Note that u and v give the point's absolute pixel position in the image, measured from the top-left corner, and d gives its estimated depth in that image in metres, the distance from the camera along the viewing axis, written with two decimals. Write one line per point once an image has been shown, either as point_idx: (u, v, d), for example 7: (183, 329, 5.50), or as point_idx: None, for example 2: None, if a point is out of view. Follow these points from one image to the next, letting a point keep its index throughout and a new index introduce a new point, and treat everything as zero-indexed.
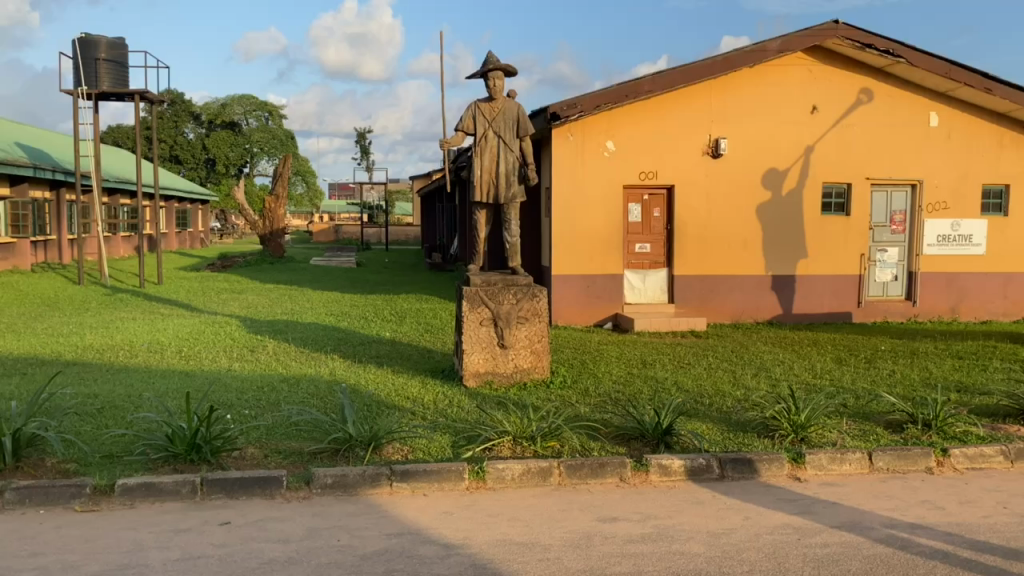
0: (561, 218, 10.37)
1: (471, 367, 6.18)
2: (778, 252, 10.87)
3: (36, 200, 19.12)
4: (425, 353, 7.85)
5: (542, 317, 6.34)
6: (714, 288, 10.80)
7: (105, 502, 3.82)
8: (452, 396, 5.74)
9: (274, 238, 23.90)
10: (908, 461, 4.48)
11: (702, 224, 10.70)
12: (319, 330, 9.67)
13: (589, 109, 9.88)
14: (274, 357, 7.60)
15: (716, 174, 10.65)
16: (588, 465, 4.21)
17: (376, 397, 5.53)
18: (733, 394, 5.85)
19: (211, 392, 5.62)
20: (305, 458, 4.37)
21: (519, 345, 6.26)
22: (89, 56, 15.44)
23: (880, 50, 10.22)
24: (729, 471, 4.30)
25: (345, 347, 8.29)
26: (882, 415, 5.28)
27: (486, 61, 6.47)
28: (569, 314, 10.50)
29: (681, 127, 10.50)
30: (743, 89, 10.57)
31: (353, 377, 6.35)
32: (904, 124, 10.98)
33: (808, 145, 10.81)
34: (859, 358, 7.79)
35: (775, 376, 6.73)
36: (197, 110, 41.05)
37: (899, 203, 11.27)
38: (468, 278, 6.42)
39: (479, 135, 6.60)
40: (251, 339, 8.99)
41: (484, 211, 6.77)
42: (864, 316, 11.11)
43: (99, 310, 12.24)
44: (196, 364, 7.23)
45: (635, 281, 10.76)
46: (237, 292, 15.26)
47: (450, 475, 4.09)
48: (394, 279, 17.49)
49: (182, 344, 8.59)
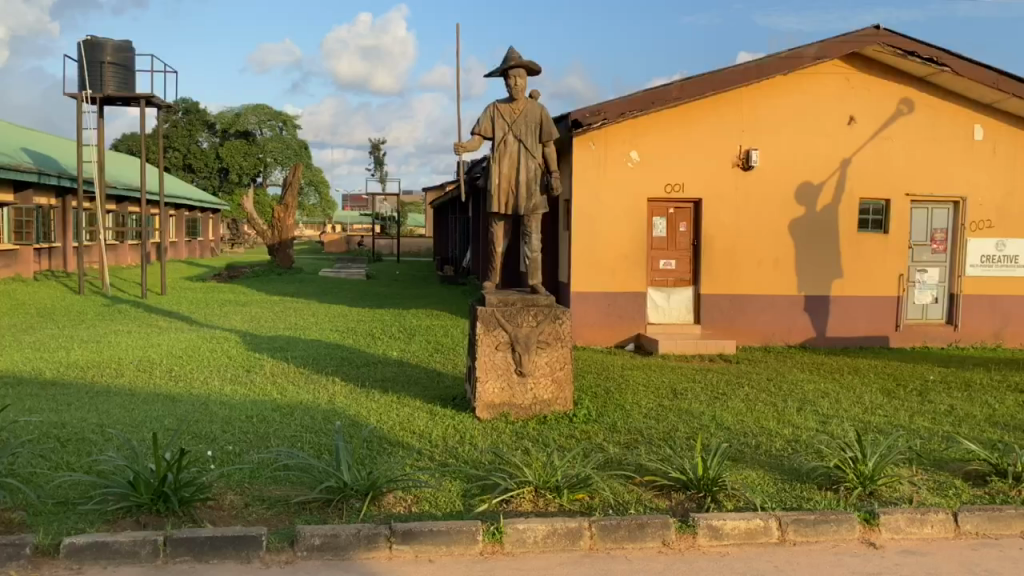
0: (581, 232, 9.75)
1: (485, 397, 5.54)
2: (811, 270, 10.18)
3: (40, 207, 18.68)
4: (435, 377, 7.21)
5: (565, 341, 5.70)
6: (743, 308, 10.12)
7: (47, 567, 3.20)
8: (465, 431, 5.11)
9: (282, 250, 23.28)
10: (1001, 524, 3.80)
11: (731, 239, 10.03)
12: (322, 348, 9.05)
13: (613, 115, 9.30)
14: (271, 380, 6.99)
15: (747, 188, 10.00)
16: (625, 526, 3.55)
17: (377, 434, 4.87)
18: (782, 435, 5.20)
19: (194, 425, 5.00)
20: (292, 509, 3.74)
21: (539, 373, 5.62)
22: (95, 59, 15.00)
23: (923, 57, 9.57)
24: (791, 535, 3.65)
25: (347, 369, 7.66)
26: (957, 462, 4.58)
27: (506, 57, 5.81)
28: (588, 333, 9.85)
29: (709, 137, 9.87)
30: (776, 97, 9.97)
31: (354, 406, 5.72)
32: (948, 137, 10.30)
33: (845, 158, 10.14)
34: (909, 390, 7.11)
35: (822, 411, 6.08)
36: (211, 119, 40.85)
37: (941, 221, 10.58)
38: (484, 299, 5.79)
39: (498, 139, 5.99)
40: (249, 358, 8.38)
41: (501, 223, 6.11)
42: (903, 339, 10.39)
43: (94, 323, 11.67)
44: (184, 386, 6.62)
45: (659, 300, 10.10)
46: (241, 304, 14.68)
47: (461, 537, 3.43)
48: (405, 293, 16.89)
49: (173, 362, 7.99)
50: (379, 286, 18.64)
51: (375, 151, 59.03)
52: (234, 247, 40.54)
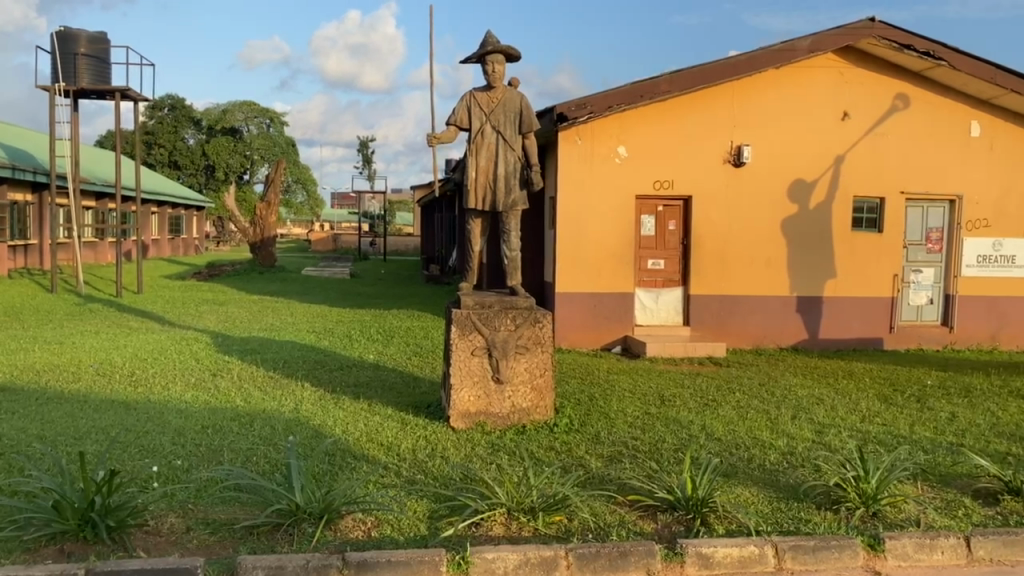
0: (567, 230, 9.41)
1: (460, 406, 5.19)
2: (804, 270, 9.87)
3: (14, 203, 18.17)
4: (411, 382, 6.85)
5: (546, 346, 5.35)
6: (733, 309, 9.79)
7: None
8: (438, 443, 4.75)
9: (264, 248, 22.82)
10: (1017, 549, 3.46)
11: (721, 238, 9.71)
12: (295, 350, 8.66)
13: (600, 109, 8.96)
14: (237, 386, 6.60)
15: (738, 185, 9.68)
16: (605, 554, 3.20)
17: (340, 446, 4.52)
18: (774, 446, 4.88)
19: (142, 436, 4.63)
20: (237, 535, 3.36)
21: (518, 380, 5.27)
22: (68, 51, 14.53)
23: (920, 51, 9.26)
24: (789, 563, 3.31)
25: (319, 373, 7.27)
26: (964, 478, 4.26)
27: (484, 42, 5.42)
28: (573, 335, 9.51)
29: (699, 132, 9.54)
30: (768, 92, 9.65)
31: (319, 414, 5.35)
32: (945, 134, 10.00)
33: (839, 155, 9.83)
34: (907, 396, 6.80)
35: (817, 419, 5.77)
36: (197, 115, 40.24)
37: (936, 220, 10.29)
38: (460, 300, 5.43)
39: (475, 131, 5.63)
40: (217, 360, 7.98)
41: (478, 219, 5.75)
42: (897, 341, 10.09)
43: (61, 323, 11.23)
44: (143, 392, 6.24)
45: (646, 301, 9.77)
46: (218, 304, 14.24)
47: (422, 568, 3.08)
48: (390, 293, 16.46)
49: (137, 365, 7.58)
50: (362, 285, 18.23)
51: (363, 149, 58.36)
52: (218, 245, 39.98)
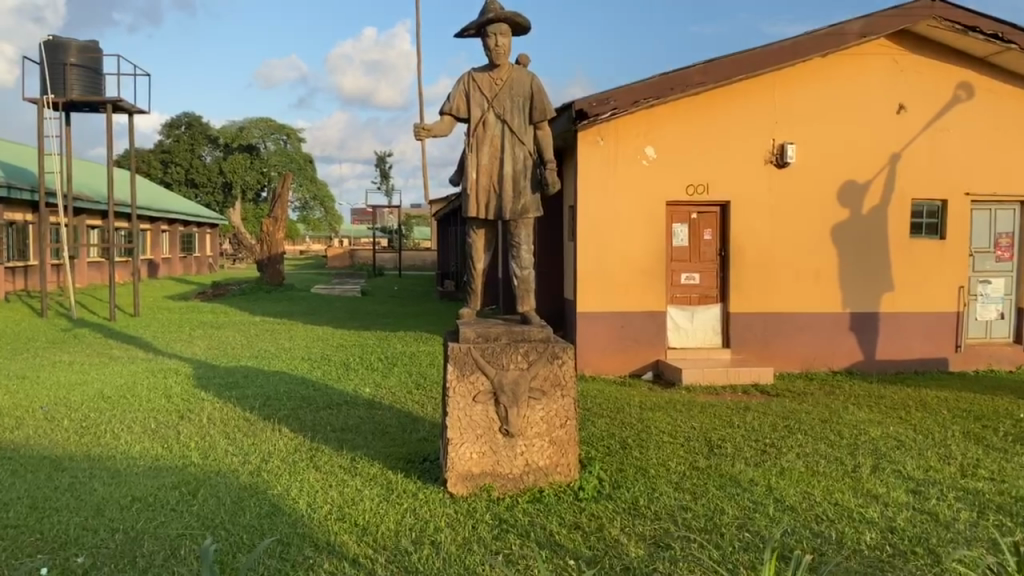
0: (589, 243, 8.34)
1: (460, 466, 4.12)
2: (859, 283, 8.69)
3: (11, 223, 17.33)
4: (408, 426, 5.76)
5: (567, 389, 4.24)
6: (779, 329, 8.63)
7: None
8: (429, 521, 3.67)
9: (271, 266, 21.82)
10: None
11: (765, 247, 8.57)
12: (281, 384, 7.59)
13: (625, 105, 7.91)
14: (202, 433, 5.54)
15: (782, 188, 8.55)
16: None
17: (296, 532, 3.46)
18: (867, 518, 3.74)
19: (45, 518, 3.58)
20: None
21: (533, 432, 4.18)
22: (57, 61, 13.64)
23: (986, 33, 8.06)
24: None
25: (301, 415, 6.19)
26: None
27: (485, 10, 4.34)
28: (597, 359, 8.41)
29: (738, 129, 8.44)
30: (815, 82, 8.52)
31: (283, 478, 4.28)
32: (1015, 127, 8.81)
33: (895, 152, 8.67)
34: (1003, 437, 5.63)
35: (906, 473, 4.63)
36: (214, 134, 39.32)
37: (1005, 225, 9.03)
38: (458, 332, 4.36)
39: (476, 121, 4.56)
40: (189, 398, 6.93)
41: (481, 231, 4.68)
42: (965, 364, 8.84)
43: (38, 352, 10.24)
44: (86, 445, 5.18)
45: (680, 320, 8.65)
46: (216, 328, 13.24)
47: None
48: (402, 312, 15.43)
49: (96, 407, 6.55)
50: (375, 303, 17.20)
51: (381, 164, 57.70)
52: (232, 263, 39.18)
